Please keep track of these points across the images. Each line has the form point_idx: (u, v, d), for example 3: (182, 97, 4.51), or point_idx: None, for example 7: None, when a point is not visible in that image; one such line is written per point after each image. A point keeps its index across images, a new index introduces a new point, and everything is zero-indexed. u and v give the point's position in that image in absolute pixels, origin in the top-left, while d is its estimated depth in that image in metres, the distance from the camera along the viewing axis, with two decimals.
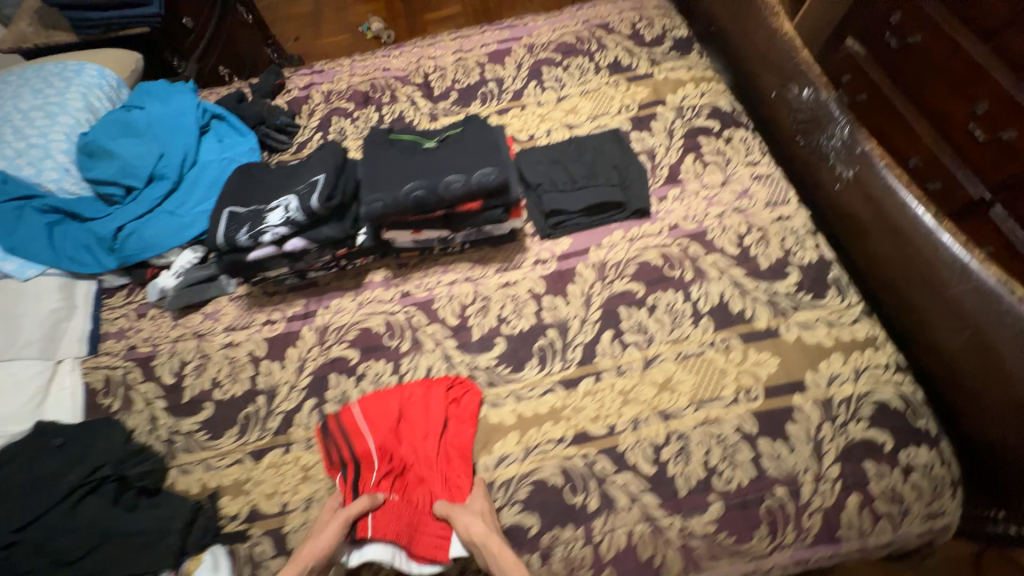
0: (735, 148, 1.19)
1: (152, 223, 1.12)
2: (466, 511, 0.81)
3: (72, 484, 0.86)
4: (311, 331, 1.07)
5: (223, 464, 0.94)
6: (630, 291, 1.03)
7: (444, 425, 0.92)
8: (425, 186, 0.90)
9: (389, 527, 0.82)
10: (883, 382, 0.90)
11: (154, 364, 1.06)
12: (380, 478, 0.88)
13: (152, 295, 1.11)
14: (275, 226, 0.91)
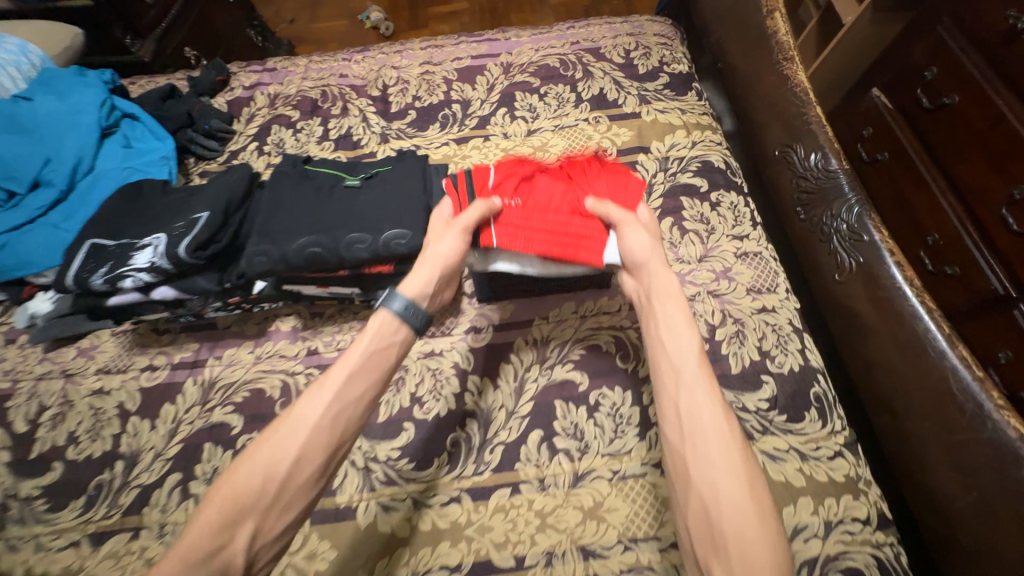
0: (721, 215, 1.01)
1: (28, 236, 0.94)
2: (638, 225, 0.74)
3: None
4: (195, 386, 0.91)
5: (58, 544, 0.79)
6: (571, 381, 0.87)
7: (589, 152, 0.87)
8: (323, 241, 0.74)
9: (519, 233, 0.75)
10: (857, 543, 0.72)
11: (8, 405, 0.91)
12: (500, 192, 0.78)
13: (21, 321, 0.96)
14: (138, 270, 0.75)
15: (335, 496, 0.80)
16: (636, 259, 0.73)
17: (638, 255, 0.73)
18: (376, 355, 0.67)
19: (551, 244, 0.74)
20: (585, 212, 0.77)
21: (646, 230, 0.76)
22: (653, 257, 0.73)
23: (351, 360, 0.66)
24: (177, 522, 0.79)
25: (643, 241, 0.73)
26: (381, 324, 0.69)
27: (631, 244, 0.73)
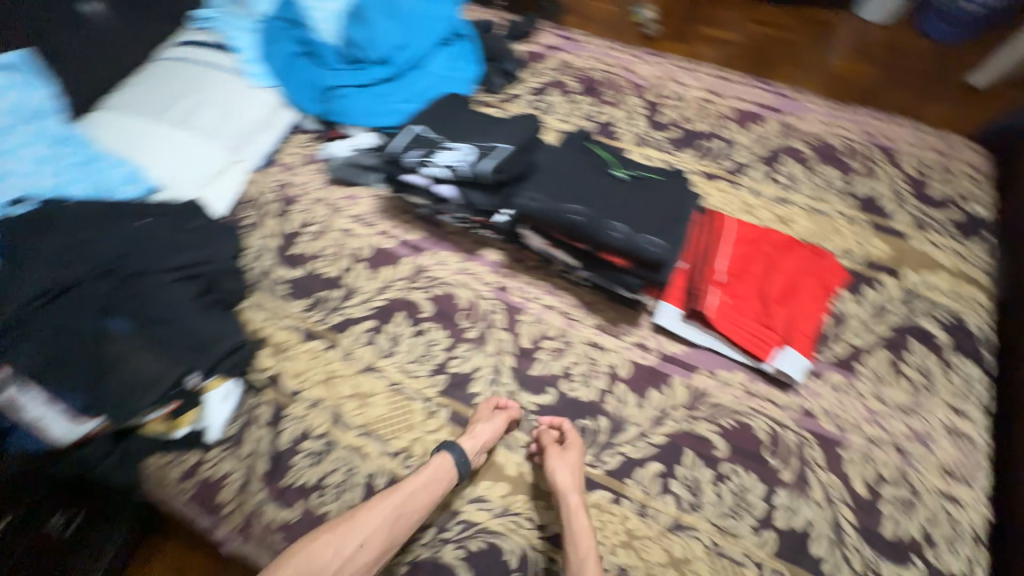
0: (949, 380, 0.91)
1: (360, 97, 1.23)
2: (569, 463, 0.82)
3: (177, 264, 0.96)
4: (410, 265, 1.10)
5: (282, 322, 1.03)
6: (710, 442, 0.88)
7: (806, 267, 0.99)
8: (586, 215, 0.83)
9: (725, 316, 0.92)
10: None
11: (291, 209, 1.19)
12: (724, 273, 0.96)
13: (322, 154, 1.26)
14: (440, 165, 0.92)
15: (474, 409, 0.92)
16: (557, 489, 0.80)
17: (567, 484, 0.80)
18: (432, 485, 0.79)
19: (745, 337, 0.91)
20: (780, 325, 0.92)
21: (576, 464, 0.83)
22: (573, 496, 0.79)
23: (404, 485, 0.78)
24: (360, 356, 0.99)
25: (572, 482, 0.80)
26: (440, 462, 0.81)
27: (559, 477, 0.80)
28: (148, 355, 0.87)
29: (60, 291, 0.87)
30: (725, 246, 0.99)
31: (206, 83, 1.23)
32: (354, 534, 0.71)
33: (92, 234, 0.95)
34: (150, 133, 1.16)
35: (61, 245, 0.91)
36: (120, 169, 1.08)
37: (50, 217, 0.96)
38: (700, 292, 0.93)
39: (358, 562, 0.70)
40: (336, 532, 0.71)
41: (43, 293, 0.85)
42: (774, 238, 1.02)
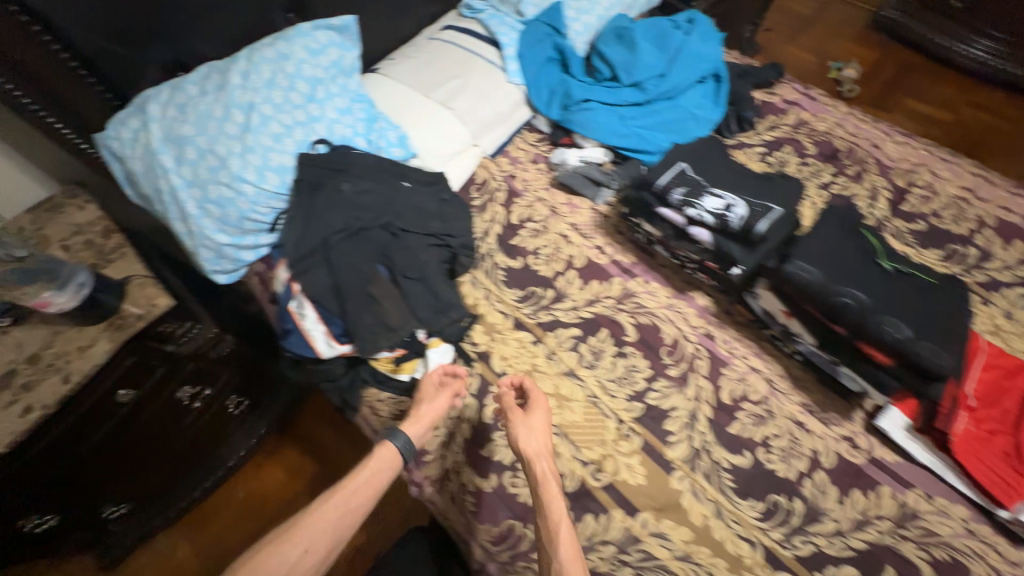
0: None
1: (604, 114, 1.27)
2: (525, 422, 0.90)
3: (433, 232, 1.08)
4: (619, 286, 1.13)
5: (497, 306, 1.12)
6: (917, 568, 0.82)
7: None
8: (861, 303, 0.82)
9: (964, 444, 0.86)
10: None
11: (515, 201, 1.27)
12: (970, 398, 0.90)
13: (555, 157, 1.31)
14: (706, 210, 0.94)
15: (668, 447, 0.94)
16: (524, 457, 0.87)
17: (531, 446, 0.87)
18: (374, 477, 0.90)
19: (985, 473, 0.84)
20: None
21: (534, 417, 0.91)
22: (541, 453, 0.87)
23: (354, 479, 0.89)
24: (563, 359, 1.04)
25: (538, 443, 0.88)
26: (384, 451, 0.91)
27: (528, 440, 0.88)
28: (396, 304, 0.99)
29: (352, 231, 1.02)
30: (976, 369, 0.92)
31: (470, 71, 1.35)
32: (311, 532, 0.81)
33: (370, 186, 1.09)
34: (417, 105, 1.29)
35: (354, 191, 1.07)
36: (392, 133, 1.22)
37: (341, 165, 1.11)
38: (948, 412, 0.87)
39: (314, 552, 0.80)
40: (294, 531, 0.81)
41: (342, 228, 1.01)
42: None
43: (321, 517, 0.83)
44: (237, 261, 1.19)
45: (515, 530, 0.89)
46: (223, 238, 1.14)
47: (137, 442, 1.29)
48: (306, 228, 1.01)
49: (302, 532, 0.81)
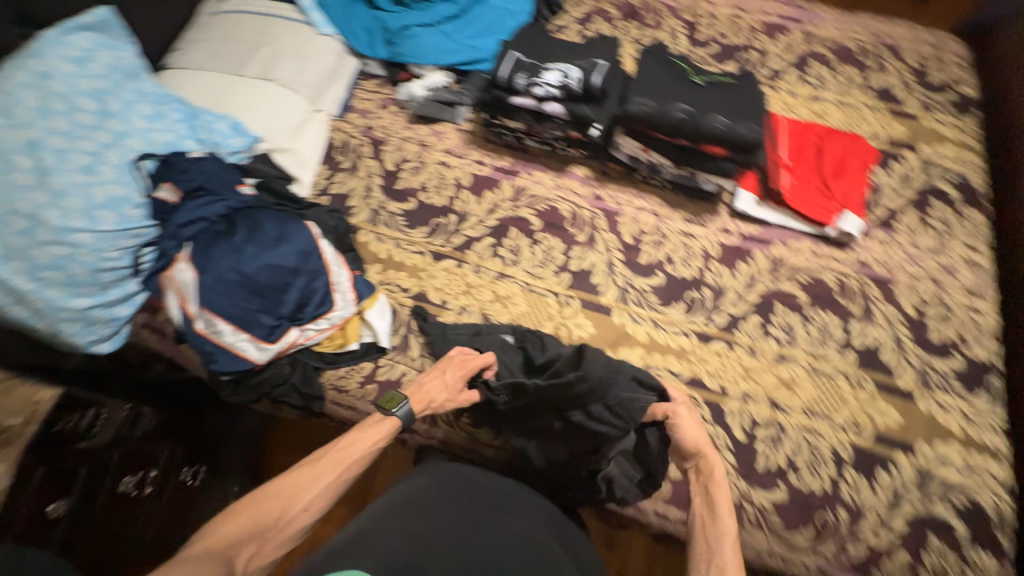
0: (962, 226, 1.15)
1: (429, 36, 1.29)
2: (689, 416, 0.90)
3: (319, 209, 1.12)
4: (510, 187, 1.21)
5: (411, 248, 1.14)
6: (793, 295, 1.09)
7: (848, 147, 1.19)
8: (689, 112, 0.99)
9: (794, 195, 1.12)
10: (987, 486, 0.93)
11: (384, 149, 1.26)
12: (788, 160, 1.15)
13: (402, 95, 1.30)
14: (550, 84, 1.04)
15: (600, 296, 1.09)
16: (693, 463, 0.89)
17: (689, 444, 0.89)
18: (373, 442, 0.81)
19: (812, 208, 1.12)
20: (832, 197, 1.13)
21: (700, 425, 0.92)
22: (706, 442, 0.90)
23: (356, 450, 0.79)
24: (489, 267, 1.12)
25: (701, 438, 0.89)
26: (388, 427, 0.84)
27: (686, 437, 0.89)
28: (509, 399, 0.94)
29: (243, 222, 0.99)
30: (785, 138, 1.18)
31: (277, 37, 1.28)
32: (303, 494, 0.73)
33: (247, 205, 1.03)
34: (238, 88, 1.21)
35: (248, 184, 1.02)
36: (223, 122, 1.14)
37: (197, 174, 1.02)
38: (773, 175, 1.14)
39: (318, 506, 0.73)
40: (295, 485, 0.73)
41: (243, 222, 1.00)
42: (821, 129, 1.21)
43: (314, 482, 0.74)
44: (113, 320, 1.02)
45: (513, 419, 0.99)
46: (83, 302, 0.97)
47: (103, 547, 1.02)
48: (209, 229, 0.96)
49: (303, 482, 0.73)
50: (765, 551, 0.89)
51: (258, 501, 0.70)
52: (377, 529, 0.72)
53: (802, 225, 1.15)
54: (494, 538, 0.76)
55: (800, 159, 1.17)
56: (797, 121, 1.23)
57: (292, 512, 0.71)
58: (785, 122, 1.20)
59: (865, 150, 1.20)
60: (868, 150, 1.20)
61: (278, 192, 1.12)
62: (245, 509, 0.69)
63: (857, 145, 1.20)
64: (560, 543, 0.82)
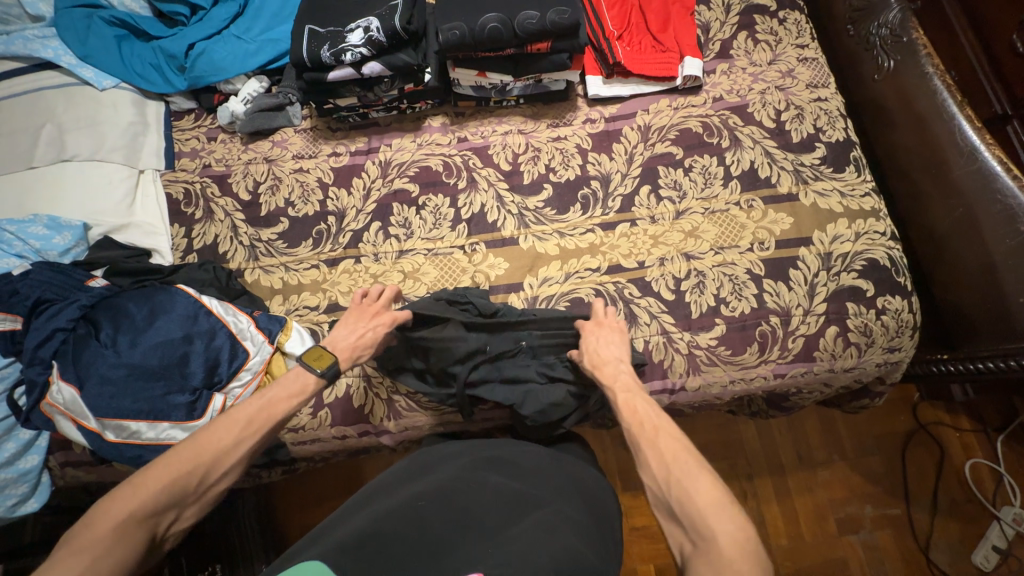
0: (787, 29, 1.21)
1: (220, 45, 1.17)
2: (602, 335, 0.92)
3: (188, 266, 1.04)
4: (374, 165, 1.16)
5: (303, 267, 1.09)
6: (670, 153, 1.13)
7: None
8: (500, 19, 0.96)
9: (637, 61, 1.13)
10: (878, 244, 1.04)
11: (230, 181, 1.16)
12: (617, 31, 1.16)
13: (222, 118, 1.17)
14: (356, 45, 0.98)
15: (501, 230, 1.09)
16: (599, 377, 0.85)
17: (602, 358, 0.87)
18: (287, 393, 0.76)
19: (657, 67, 1.13)
20: (670, 49, 1.15)
21: (604, 335, 0.92)
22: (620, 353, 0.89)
23: (281, 406, 0.74)
24: (387, 250, 1.09)
25: (617, 351, 0.89)
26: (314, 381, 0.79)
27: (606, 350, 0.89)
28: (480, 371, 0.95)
29: (103, 311, 0.90)
30: (607, 11, 1.18)
31: (53, 110, 1.12)
32: (224, 461, 0.67)
33: (107, 294, 0.94)
34: (39, 182, 1.07)
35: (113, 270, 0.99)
36: (36, 224, 1.00)
37: (35, 289, 0.92)
38: (609, 49, 1.13)
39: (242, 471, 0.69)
40: (204, 450, 0.65)
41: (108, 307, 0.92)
42: None
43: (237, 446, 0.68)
44: (22, 475, 0.94)
45: None
46: None
47: None
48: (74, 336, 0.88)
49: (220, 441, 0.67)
50: (727, 381, 1.01)
51: (168, 471, 0.63)
52: (360, 511, 0.70)
53: (654, 87, 1.17)
54: (477, 499, 0.72)
55: (628, 26, 1.18)
56: None
57: (214, 474, 0.66)
58: None
59: None
60: None
61: (133, 270, 1.01)
62: (153, 482, 0.61)
63: None
64: (548, 493, 0.77)
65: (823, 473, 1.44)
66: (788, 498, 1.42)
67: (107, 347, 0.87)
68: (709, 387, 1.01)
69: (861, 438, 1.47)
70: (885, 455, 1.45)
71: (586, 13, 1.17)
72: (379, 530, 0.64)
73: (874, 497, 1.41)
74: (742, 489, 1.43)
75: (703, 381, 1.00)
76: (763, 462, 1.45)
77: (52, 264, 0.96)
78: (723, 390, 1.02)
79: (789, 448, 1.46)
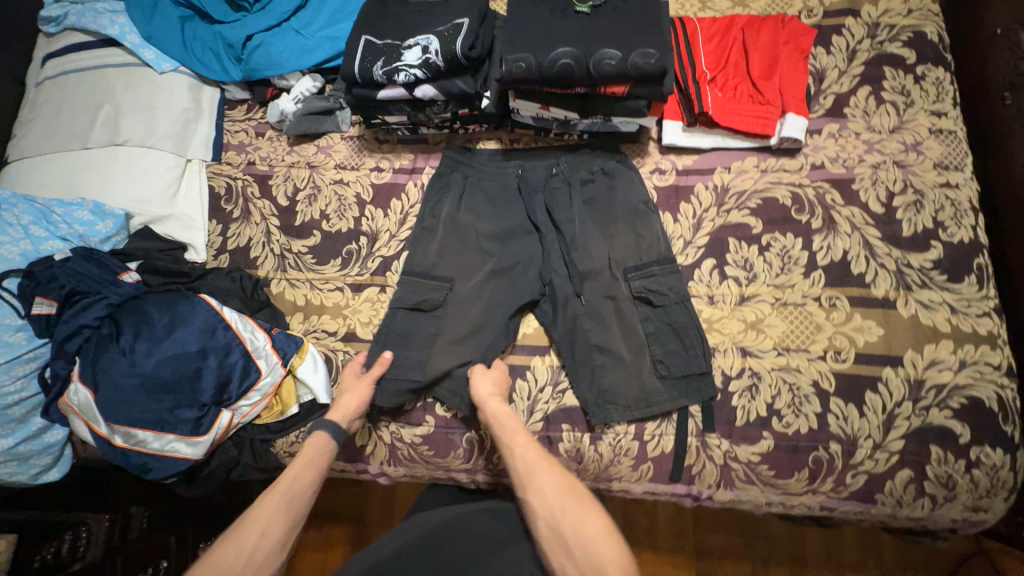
0: (924, 89, 1.00)
1: (278, 39, 1.11)
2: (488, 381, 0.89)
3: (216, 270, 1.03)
4: (416, 188, 1.08)
5: (327, 287, 1.04)
6: (746, 225, 0.97)
7: (778, 32, 1.01)
8: (574, 55, 0.84)
9: (726, 112, 0.97)
10: (986, 380, 0.85)
11: (270, 183, 1.12)
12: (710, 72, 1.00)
13: (272, 116, 1.13)
14: (411, 65, 0.89)
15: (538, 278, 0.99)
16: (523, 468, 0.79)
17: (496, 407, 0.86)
18: (311, 463, 0.84)
19: (748, 121, 0.97)
20: (768, 101, 0.98)
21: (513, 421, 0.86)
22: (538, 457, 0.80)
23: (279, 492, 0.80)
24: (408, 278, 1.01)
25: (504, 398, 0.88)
26: (319, 444, 0.86)
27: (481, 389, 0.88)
28: (465, 291, 0.97)
29: (128, 314, 0.90)
30: (702, 46, 1.02)
31: (113, 90, 1.12)
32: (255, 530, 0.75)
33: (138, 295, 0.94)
34: (93, 163, 1.08)
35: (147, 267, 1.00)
36: (82, 209, 1.02)
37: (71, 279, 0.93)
38: (696, 94, 0.97)
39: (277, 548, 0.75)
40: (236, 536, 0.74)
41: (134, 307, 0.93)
42: (741, 21, 1.04)
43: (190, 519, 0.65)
44: (46, 448, 0.94)
45: (475, 439, 0.94)
46: (4, 443, 0.90)
47: None
48: (100, 335, 0.89)
49: (231, 565, 0.71)
50: (763, 502, 0.88)
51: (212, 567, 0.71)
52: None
53: (742, 143, 1.01)
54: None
55: (723, 67, 1.01)
56: (712, 19, 1.05)
57: (269, 542, 0.75)
58: (698, 26, 1.04)
59: (800, 29, 1.02)
60: (803, 28, 1.02)
61: (164, 269, 1.01)
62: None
63: (786, 26, 1.02)
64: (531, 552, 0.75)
65: None
66: None
67: (127, 351, 0.88)
68: (739, 503, 0.89)
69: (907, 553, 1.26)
70: None
71: (676, 47, 1.02)
72: (399, 547, 0.75)
73: None
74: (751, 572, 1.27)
75: (735, 497, 0.89)
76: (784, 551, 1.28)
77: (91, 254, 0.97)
78: (755, 509, 0.90)
79: (816, 542, 1.28)
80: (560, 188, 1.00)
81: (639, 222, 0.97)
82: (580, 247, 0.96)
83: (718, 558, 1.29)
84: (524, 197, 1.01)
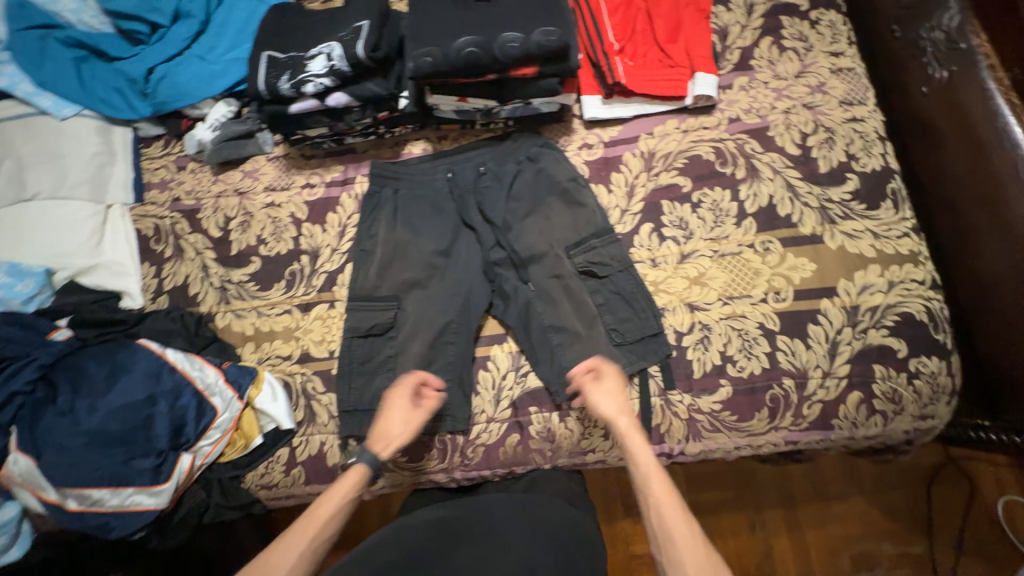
0: (820, 33, 1.05)
1: (182, 67, 1.08)
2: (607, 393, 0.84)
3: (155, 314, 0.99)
4: (350, 198, 1.06)
5: (275, 312, 1.02)
6: (677, 185, 1.00)
7: None
8: (478, 42, 0.84)
9: (639, 79, 1.00)
10: (913, 296, 0.90)
11: (200, 216, 1.08)
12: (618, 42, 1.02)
13: (191, 147, 1.10)
14: (318, 75, 0.89)
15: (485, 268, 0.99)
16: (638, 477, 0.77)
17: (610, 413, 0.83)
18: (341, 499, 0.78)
19: (662, 85, 1.00)
20: (677, 63, 1.01)
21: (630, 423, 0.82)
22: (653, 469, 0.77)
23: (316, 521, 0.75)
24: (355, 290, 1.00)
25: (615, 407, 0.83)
26: (355, 477, 0.81)
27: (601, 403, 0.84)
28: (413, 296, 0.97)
29: (64, 372, 0.87)
30: (607, 18, 1.04)
31: (13, 144, 1.06)
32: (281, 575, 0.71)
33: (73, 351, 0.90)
34: (4, 223, 1.02)
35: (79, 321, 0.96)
36: None
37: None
38: (608, 66, 1.00)
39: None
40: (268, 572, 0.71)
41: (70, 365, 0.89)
42: None
43: None
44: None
45: (447, 439, 0.94)
46: None
47: None
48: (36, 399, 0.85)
49: None
50: (732, 448, 0.91)
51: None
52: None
53: (660, 107, 1.04)
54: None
55: (630, 36, 1.04)
56: None
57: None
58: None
59: None
60: None
61: (99, 321, 0.97)
62: None
63: None
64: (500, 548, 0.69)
65: (836, 506, 1.30)
66: (798, 532, 1.30)
67: (67, 411, 0.84)
68: (711, 453, 0.92)
69: (882, 473, 1.32)
70: (907, 493, 1.30)
71: (582, 23, 1.04)
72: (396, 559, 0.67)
73: (894, 534, 1.27)
74: (746, 519, 1.31)
75: (705, 447, 0.91)
76: (773, 494, 1.32)
77: (15, 318, 0.92)
78: (727, 456, 0.92)
79: (801, 478, 1.33)
80: (491, 187, 1.01)
81: (572, 199, 0.99)
82: (518, 236, 0.98)
83: (712, 511, 1.32)
84: (457, 200, 1.01)
